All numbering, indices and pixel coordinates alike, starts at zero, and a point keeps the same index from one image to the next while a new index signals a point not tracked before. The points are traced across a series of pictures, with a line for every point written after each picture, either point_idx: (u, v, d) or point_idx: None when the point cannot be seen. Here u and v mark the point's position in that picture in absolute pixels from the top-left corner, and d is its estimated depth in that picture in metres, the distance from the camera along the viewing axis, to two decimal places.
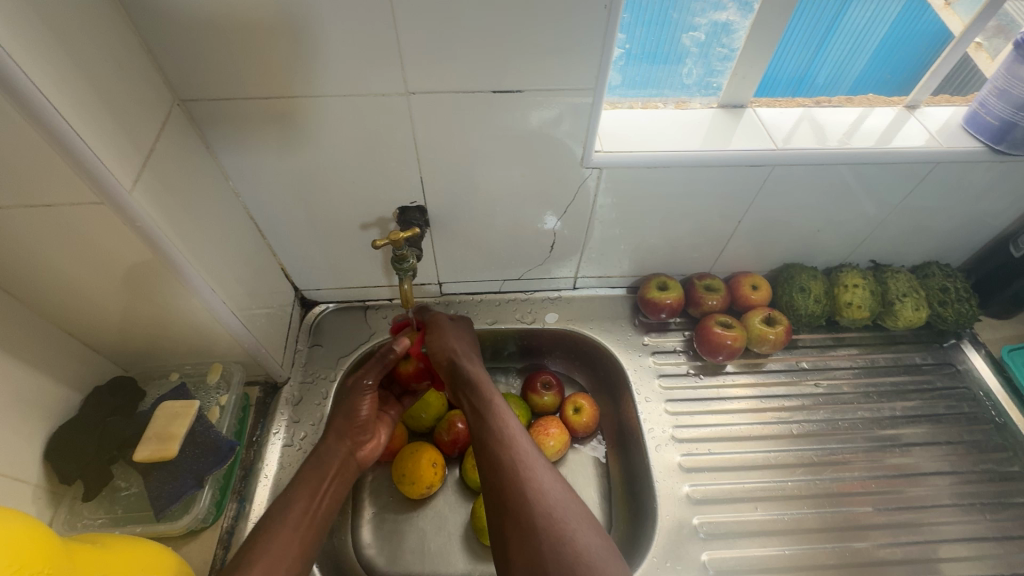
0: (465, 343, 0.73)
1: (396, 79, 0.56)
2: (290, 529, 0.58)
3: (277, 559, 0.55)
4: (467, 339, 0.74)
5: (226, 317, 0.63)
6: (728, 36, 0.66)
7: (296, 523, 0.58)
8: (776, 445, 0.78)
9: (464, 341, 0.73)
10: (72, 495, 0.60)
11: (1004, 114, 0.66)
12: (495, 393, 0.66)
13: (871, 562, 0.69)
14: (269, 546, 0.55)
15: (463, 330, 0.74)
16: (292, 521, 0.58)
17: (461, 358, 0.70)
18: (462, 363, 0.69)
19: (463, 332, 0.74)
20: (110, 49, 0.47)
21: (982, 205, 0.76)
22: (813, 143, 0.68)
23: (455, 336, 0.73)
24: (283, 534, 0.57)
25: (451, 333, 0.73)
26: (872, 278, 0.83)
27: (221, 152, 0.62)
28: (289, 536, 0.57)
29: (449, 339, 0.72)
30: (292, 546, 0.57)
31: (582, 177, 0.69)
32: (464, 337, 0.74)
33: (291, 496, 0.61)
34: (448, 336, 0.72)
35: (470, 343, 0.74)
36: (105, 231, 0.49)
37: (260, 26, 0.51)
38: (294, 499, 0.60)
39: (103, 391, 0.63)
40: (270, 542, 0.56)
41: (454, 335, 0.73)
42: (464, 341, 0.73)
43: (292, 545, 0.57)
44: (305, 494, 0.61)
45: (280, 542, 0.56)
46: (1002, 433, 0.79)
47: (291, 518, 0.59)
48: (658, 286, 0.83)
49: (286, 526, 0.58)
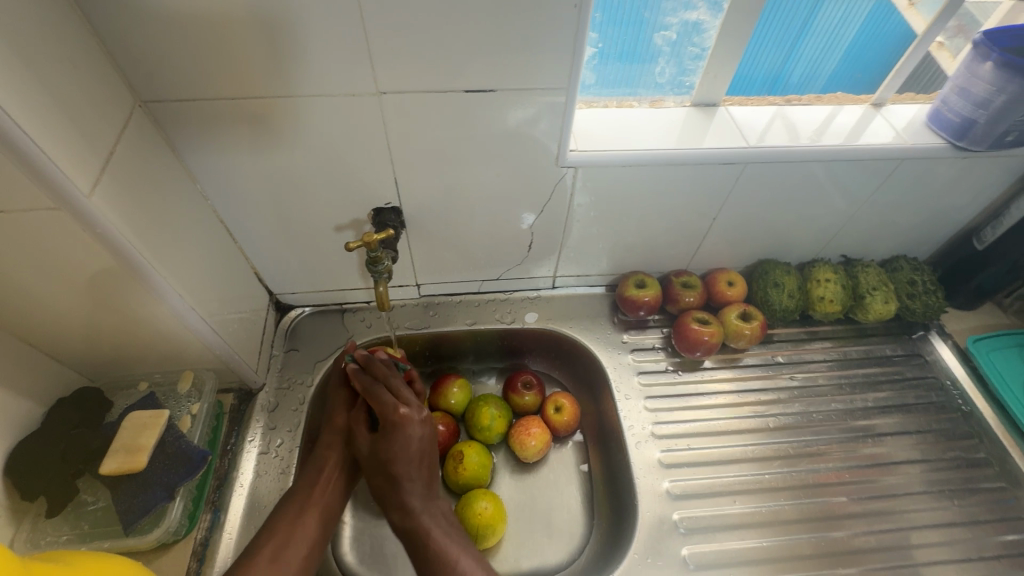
0: (404, 455, 0.61)
1: (366, 79, 0.56)
2: (291, 522, 0.59)
3: (279, 548, 0.56)
4: (410, 447, 0.61)
5: (196, 325, 0.61)
6: (699, 36, 0.66)
7: (297, 518, 0.59)
8: (753, 438, 0.79)
9: (398, 466, 0.61)
10: (35, 511, 0.58)
11: (964, 111, 0.68)
12: (439, 533, 0.59)
13: (847, 550, 0.71)
14: (269, 539, 0.57)
15: (405, 435, 0.61)
16: (291, 515, 0.60)
17: (396, 492, 0.61)
18: (397, 502, 0.61)
19: (404, 436, 0.61)
20: (64, 50, 0.46)
21: (946, 200, 0.79)
22: (784, 140, 0.69)
23: (389, 452, 0.61)
24: (283, 526, 0.58)
25: (388, 449, 0.61)
26: (843, 272, 0.84)
27: (187, 155, 0.61)
28: (289, 528, 0.58)
29: (387, 453, 0.61)
30: (295, 538, 0.58)
31: (558, 176, 0.68)
32: (390, 455, 0.61)
33: (291, 494, 0.62)
34: (385, 450, 0.61)
35: (414, 449, 0.62)
36: (64, 238, 0.47)
37: (223, 25, 0.50)
38: (293, 497, 0.61)
39: (68, 402, 0.60)
40: (270, 535, 0.57)
41: (389, 453, 0.61)
42: (409, 449, 0.61)
43: (295, 534, 0.58)
44: (301, 490, 0.62)
45: (283, 536, 0.58)
46: (969, 421, 0.81)
47: (290, 513, 0.60)
48: (636, 284, 0.84)
49: (287, 517, 0.59)
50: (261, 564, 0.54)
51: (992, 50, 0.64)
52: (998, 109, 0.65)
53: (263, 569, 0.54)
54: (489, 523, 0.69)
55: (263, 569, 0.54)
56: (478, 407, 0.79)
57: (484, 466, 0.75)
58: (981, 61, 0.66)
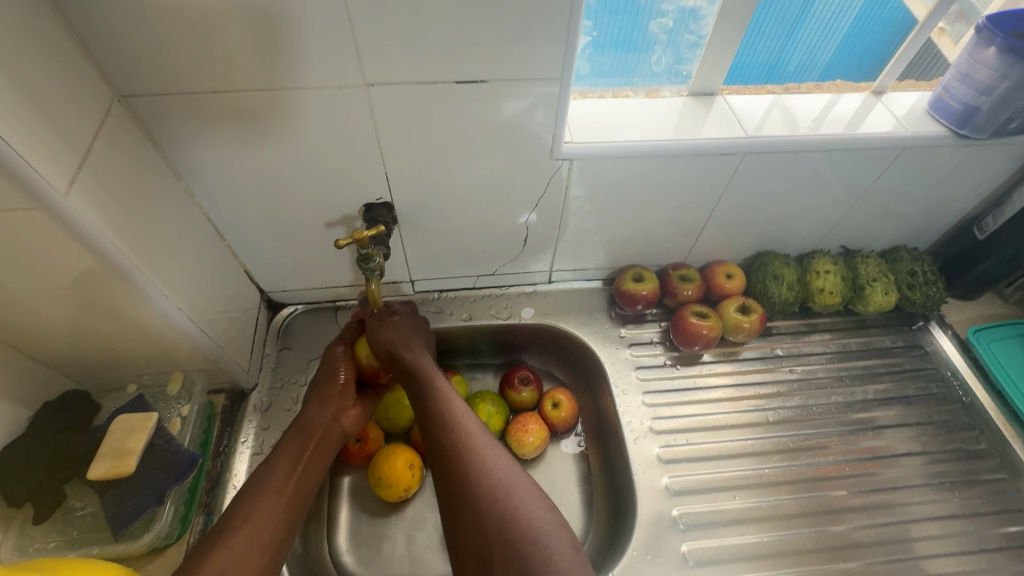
0: (408, 325, 0.70)
1: (352, 71, 0.54)
2: (272, 493, 0.57)
3: (264, 522, 0.55)
4: (416, 326, 0.71)
5: (184, 324, 0.60)
6: (696, 23, 0.65)
7: (281, 487, 0.58)
8: (753, 432, 0.78)
9: (412, 328, 0.70)
10: (21, 517, 0.57)
11: (967, 99, 0.66)
12: (440, 377, 0.64)
13: (848, 544, 0.70)
14: (255, 511, 0.55)
15: (410, 316, 0.72)
16: (275, 485, 0.58)
17: (405, 346, 0.67)
18: (406, 351, 0.67)
19: (408, 318, 0.71)
20: (35, 44, 0.44)
21: (946, 190, 0.78)
22: (782, 130, 0.67)
23: (398, 325, 0.69)
24: (266, 497, 0.56)
25: (404, 317, 0.71)
26: (842, 263, 0.83)
27: (171, 150, 0.59)
28: (273, 500, 0.57)
29: (397, 321, 0.69)
30: (276, 511, 0.56)
31: (553, 168, 0.67)
32: (411, 322, 0.71)
33: (274, 463, 0.60)
34: (394, 321, 0.69)
35: (416, 330, 0.71)
36: (40, 238, 0.46)
37: (201, 15, 0.48)
38: (277, 465, 0.59)
39: (54, 406, 0.59)
40: (252, 507, 0.55)
41: (398, 321, 0.70)
42: (412, 326, 0.70)
43: (276, 508, 0.56)
44: (286, 459, 0.60)
45: (264, 507, 0.56)
46: (969, 412, 0.81)
47: (273, 483, 0.58)
48: (633, 278, 0.83)
49: (270, 491, 0.57)
50: (244, 539, 0.52)
51: (997, 34, 0.62)
52: (1002, 95, 0.64)
53: (243, 549, 0.52)
54: None
55: (243, 546, 0.52)
56: (474, 404, 0.78)
57: None
58: (983, 47, 0.64)
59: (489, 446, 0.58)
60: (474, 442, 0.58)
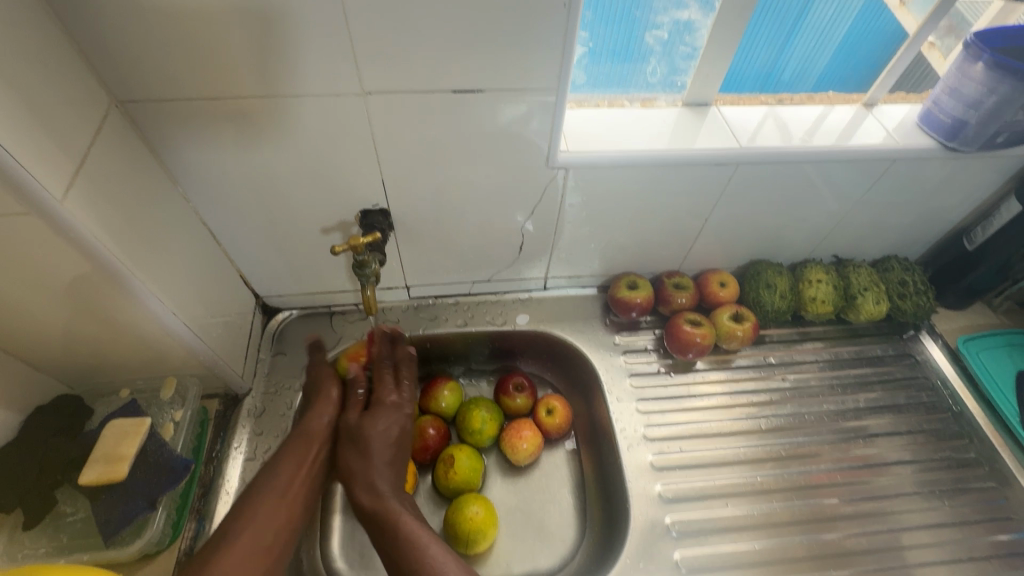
0: (377, 438, 0.65)
1: (351, 79, 0.54)
2: (277, 496, 0.59)
3: (264, 527, 0.57)
4: (390, 434, 0.66)
5: (178, 329, 0.60)
6: (691, 35, 0.66)
7: (283, 493, 0.60)
8: (746, 440, 0.79)
9: (389, 432, 0.66)
10: (12, 523, 0.57)
11: (956, 112, 0.67)
12: (402, 512, 0.59)
13: (840, 552, 0.71)
14: (254, 514, 0.57)
15: (385, 420, 0.67)
16: (278, 489, 0.60)
17: (363, 481, 0.62)
18: (365, 487, 0.62)
19: (386, 424, 0.66)
20: (33, 51, 0.44)
21: (937, 201, 0.79)
22: (775, 140, 0.68)
23: (361, 442, 0.65)
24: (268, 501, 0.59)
25: (375, 425, 0.66)
26: (834, 273, 0.84)
27: (168, 156, 0.59)
28: (276, 502, 0.59)
29: (365, 436, 0.65)
30: (279, 513, 0.58)
31: (549, 177, 0.68)
32: (386, 434, 0.66)
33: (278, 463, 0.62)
34: (359, 438, 0.65)
35: (393, 434, 0.66)
36: (34, 241, 0.46)
37: (200, 21, 0.48)
38: (281, 468, 0.62)
39: (45, 411, 0.59)
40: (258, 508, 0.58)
41: (367, 432, 0.65)
42: (385, 436, 0.66)
43: (280, 511, 0.59)
44: (291, 461, 0.63)
45: (268, 512, 0.58)
46: (959, 421, 0.82)
47: (277, 486, 0.60)
48: (628, 285, 0.83)
49: (272, 494, 0.59)
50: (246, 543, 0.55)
51: (984, 51, 0.64)
52: (989, 109, 0.66)
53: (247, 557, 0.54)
54: (481, 528, 0.68)
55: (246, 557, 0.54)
56: (469, 410, 0.78)
57: (475, 469, 0.74)
58: (972, 62, 0.66)
59: None
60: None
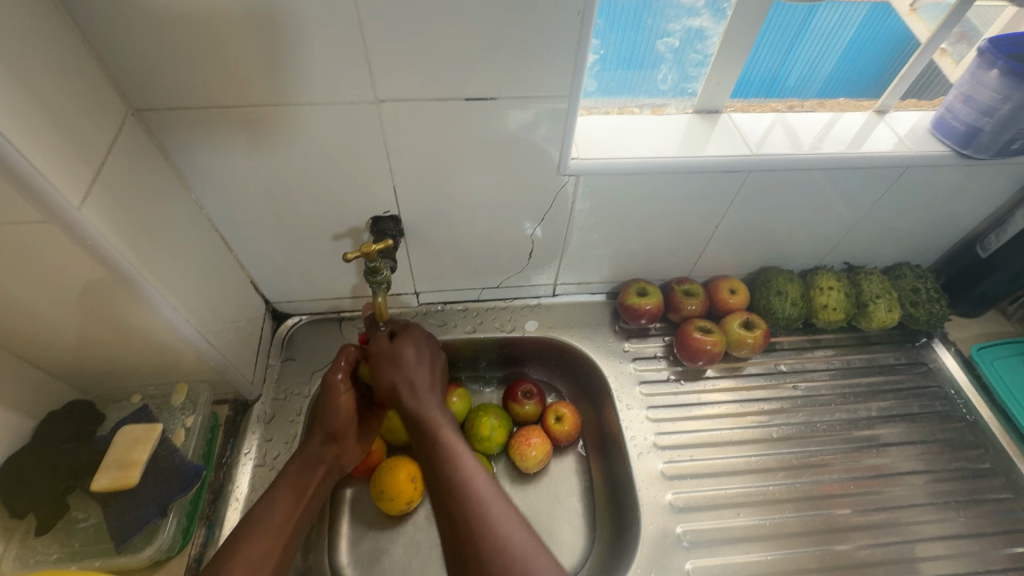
0: (412, 356, 0.64)
1: (364, 88, 0.55)
2: (275, 531, 0.57)
3: (260, 565, 0.55)
4: (422, 354, 0.65)
5: (191, 335, 0.60)
6: (702, 42, 0.66)
7: (279, 527, 0.58)
8: (757, 449, 0.78)
9: (420, 353, 0.65)
10: (24, 528, 0.57)
11: (969, 119, 0.67)
12: (445, 427, 0.58)
13: (853, 563, 0.70)
14: (250, 546, 0.55)
15: (415, 343, 0.66)
16: (276, 525, 0.58)
17: (409, 389, 0.61)
18: (410, 395, 0.61)
19: (415, 347, 0.65)
20: (53, 61, 0.44)
21: (950, 208, 0.78)
22: (787, 148, 0.68)
23: (401, 358, 0.64)
24: (266, 538, 0.56)
25: (404, 347, 0.64)
26: (846, 280, 0.84)
27: (182, 162, 0.60)
28: (272, 540, 0.57)
29: (401, 354, 0.64)
30: (273, 552, 0.56)
31: (559, 184, 0.68)
32: (419, 354, 0.65)
33: (276, 497, 0.60)
34: (397, 355, 0.64)
35: (426, 355, 0.66)
36: (53, 249, 0.46)
37: (216, 30, 0.49)
38: (280, 500, 0.60)
39: (59, 416, 0.59)
40: (252, 538, 0.56)
41: (400, 350, 0.64)
42: (416, 355, 0.65)
43: (273, 550, 0.56)
44: (290, 495, 0.60)
45: (261, 546, 0.56)
46: (973, 430, 0.81)
47: (275, 521, 0.58)
48: (638, 292, 0.83)
49: (270, 528, 0.57)
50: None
51: (998, 57, 0.63)
52: (1004, 117, 0.65)
53: None
54: None
55: None
56: (478, 417, 0.78)
57: None
58: (986, 69, 0.65)
59: (499, 509, 0.52)
60: (475, 488, 0.53)
